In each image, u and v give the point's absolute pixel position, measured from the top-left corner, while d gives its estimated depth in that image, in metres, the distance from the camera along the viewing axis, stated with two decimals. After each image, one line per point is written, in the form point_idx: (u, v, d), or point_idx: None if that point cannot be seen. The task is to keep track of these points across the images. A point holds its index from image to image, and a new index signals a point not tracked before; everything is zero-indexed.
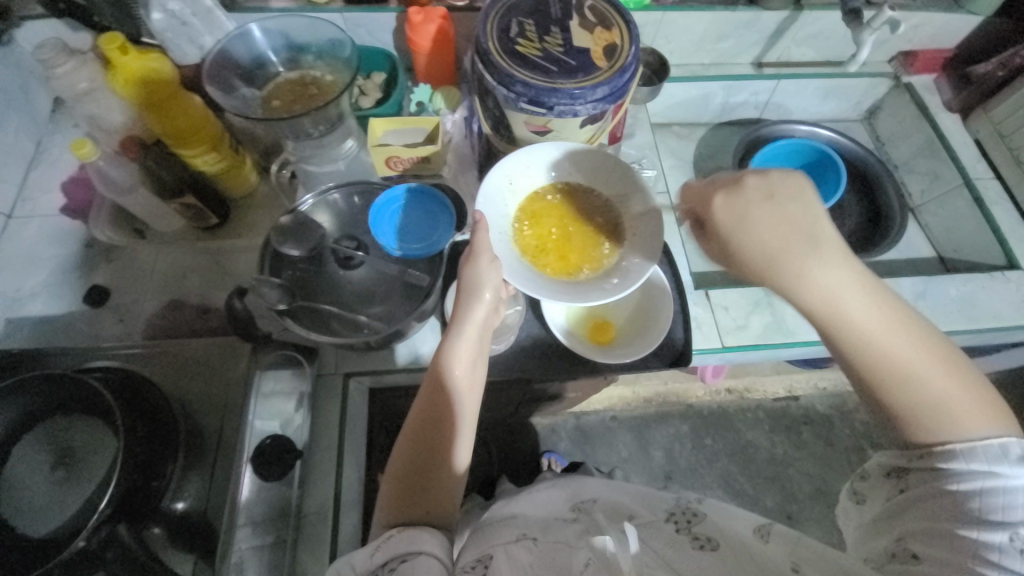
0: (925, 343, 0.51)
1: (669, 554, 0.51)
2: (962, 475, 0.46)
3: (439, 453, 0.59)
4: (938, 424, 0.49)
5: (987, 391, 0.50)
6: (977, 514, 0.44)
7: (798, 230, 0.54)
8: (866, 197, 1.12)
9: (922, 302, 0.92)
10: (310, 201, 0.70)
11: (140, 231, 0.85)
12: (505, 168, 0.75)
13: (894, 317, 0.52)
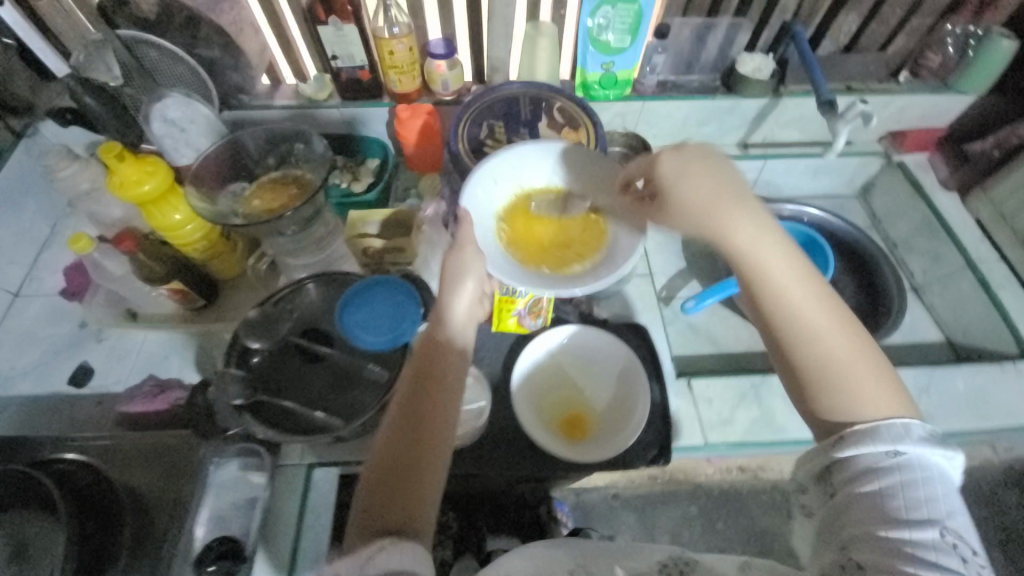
0: (837, 318, 0.56)
1: None
2: (875, 469, 0.50)
3: (424, 453, 0.54)
4: (844, 403, 0.54)
5: (892, 375, 0.55)
6: (906, 515, 0.47)
7: (730, 206, 0.60)
8: (863, 278, 1.08)
9: (927, 396, 0.86)
10: (281, 292, 0.73)
11: (131, 312, 0.89)
12: (490, 169, 0.76)
13: (820, 304, 0.57)
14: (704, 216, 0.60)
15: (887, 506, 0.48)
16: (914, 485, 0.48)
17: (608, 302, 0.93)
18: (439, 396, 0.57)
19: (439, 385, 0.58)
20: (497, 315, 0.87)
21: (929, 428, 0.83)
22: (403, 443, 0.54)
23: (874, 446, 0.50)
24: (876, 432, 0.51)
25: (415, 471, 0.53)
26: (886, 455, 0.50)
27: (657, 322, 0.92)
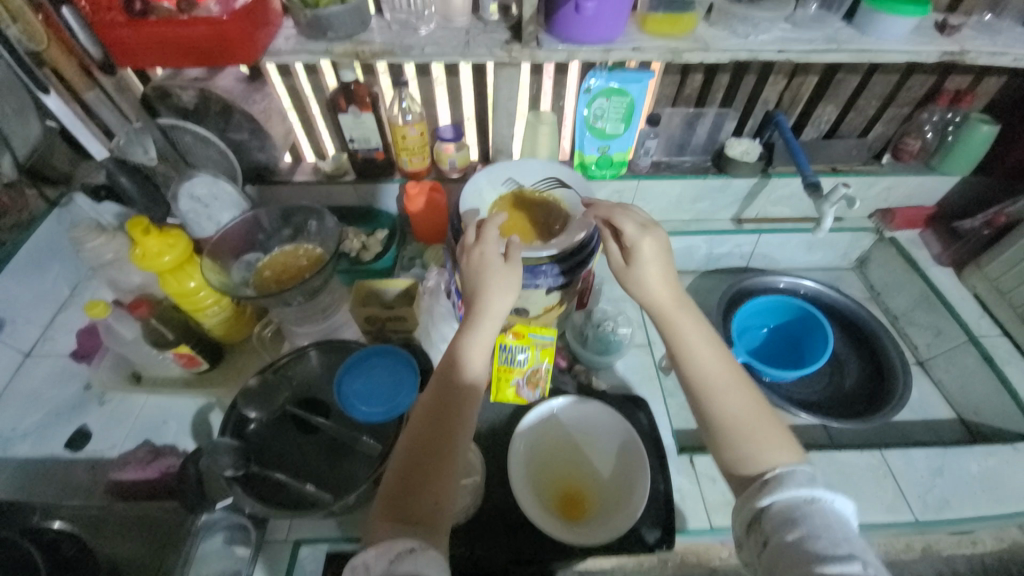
0: (748, 397, 0.62)
1: None
2: (794, 514, 0.50)
3: (441, 454, 0.57)
4: (753, 458, 0.58)
5: (791, 444, 0.58)
6: (828, 550, 0.47)
7: (675, 290, 0.68)
8: (864, 351, 1.07)
9: (941, 479, 0.83)
10: (287, 357, 0.75)
11: (137, 375, 0.91)
12: (475, 185, 0.86)
13: (727, 369, 0.64)
14: (662, 299, 0.67)
15: (814, 546, 0.47)
16: (830, 527, 0.49)
17: (608, 373, 0.93)
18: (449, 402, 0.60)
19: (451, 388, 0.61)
20: (496, 384, 0.87)
21: (945, 516, 0.79)
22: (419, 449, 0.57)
23: (790, 492, 0.52)
24: (788, 477, 0.53)
25: (431, 471, 0.56)
26: (802, 501, 0.51)
27: (657, 394, 0.91)
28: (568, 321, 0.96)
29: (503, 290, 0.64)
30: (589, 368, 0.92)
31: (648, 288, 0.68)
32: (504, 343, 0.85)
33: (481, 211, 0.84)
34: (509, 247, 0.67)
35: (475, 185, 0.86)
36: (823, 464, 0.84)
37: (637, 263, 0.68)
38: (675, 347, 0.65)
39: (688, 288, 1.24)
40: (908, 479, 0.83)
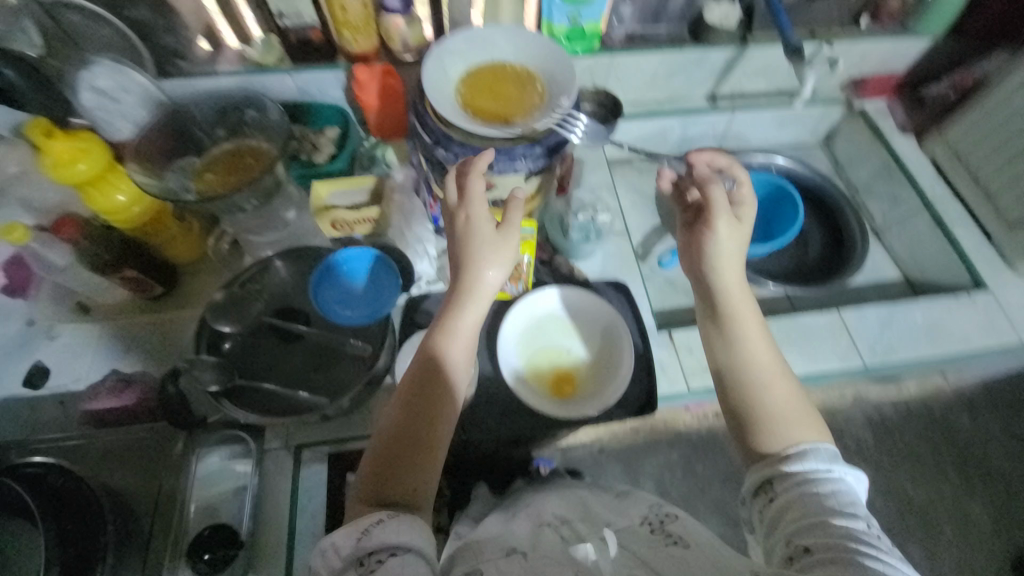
0: (790, 390, 0.65)
1: (646, 555, 0.55)
2: (809, 480, 0.57)
3: (429, 431, 0.59)
4: (768, 431, 0.62)
5: (825, 436, 0.62)
6: (835, 509, 0.54)
7: (747, 288, 0.70)
8: (828, 223, 1.10)
9: (889, 330, 0.91)
10: (252, 269, 0.70)
11: (85, 305, 0.83)
12: (436, 57, 0.74)
13: (773, 364, 0.67)
14: (738, 296, 0.69)
15: (824, 504, 0.54)
16: (839, 494, 0.55)
17: (588, 263, 0.92)
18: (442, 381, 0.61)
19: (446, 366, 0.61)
20: None
21: (892, 359, 0.89)
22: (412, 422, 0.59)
23: (810, 463, 0.58)
24: (812, 452, 0.59)
25: (420, 444, 0.58)
26: (819, 473, 0.57)
27: (637, 277, 0.92)
28: (546, 213, 0.91)
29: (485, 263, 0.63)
30: (570, 259, 0.91)
31: (725, 287, 0.70)
32: None
33: (447, 87, 0.73)
34: (498, 210, 0.65)
35: (436, 58, 0.74)
36: (790, 327, 0.90)
37: (716, 241, 0.70)
38: (733, 325, 0.68)
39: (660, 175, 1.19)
40: (863, 334, 0.91)
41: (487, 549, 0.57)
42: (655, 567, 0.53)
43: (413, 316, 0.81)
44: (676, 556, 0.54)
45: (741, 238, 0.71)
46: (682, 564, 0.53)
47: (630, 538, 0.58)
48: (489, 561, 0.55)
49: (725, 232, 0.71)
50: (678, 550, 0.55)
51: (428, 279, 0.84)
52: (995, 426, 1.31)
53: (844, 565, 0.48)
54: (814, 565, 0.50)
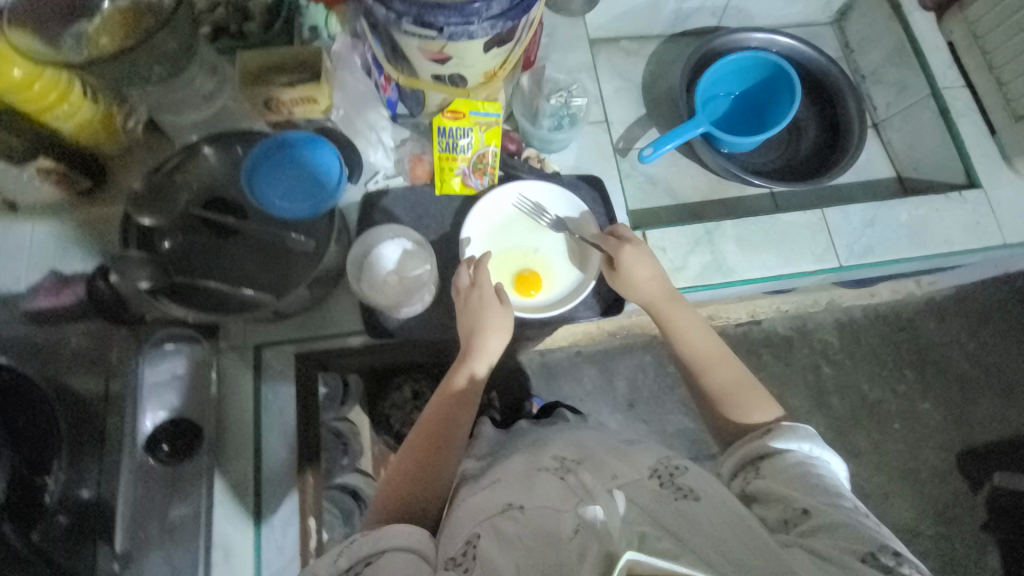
0: (741, 373, 0.66)
1: (655, 511, 0.49)
2: (800, 459, 0.55)
3: (443, 466, 0.64)
4: (725, 407, 0.64)
5: (775, 406, 0.64)
6: (820, 480, 0.53)
7: (670, 289, 0.72)
8: (825, 115, 1.01)
9: (871, 230, 0.88)
10: (175, 157, 0.62)
11: (10, 202, 0.75)
12: None
13: (718, 348, 0.69)
14: (654, 297, 0.71)
15: (820, 482, 0.53)
16: (827, 474, 0.54)
17: (561, 155, 0.85)
18: (462, 422, 0.67)
19: (470, 409, 0.67)
20: (439, 175, 0.79)
21: (867, 259, 0.87)
22: (432, 457, 0.64)
23: (795, 442, 0.57)
24: (791, 432, 0.58)
25: (436, 479, 0.63)
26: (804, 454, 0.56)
27: (613, 173, 0.85)
28: (518, 91, 0.82)
29: (500, 330, 0.69)
30: (542, 151, 0.83)
31: (640, 289, 0.71)
32: (443, 127, 0.74)
33: None
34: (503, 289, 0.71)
35: None
36: (769, 227, 0.86)
37: (624, 266, 0.71)
38: (670, 332, 0.70)
39: (650, 57, 1.07)
40: (842, 233, 0.87)
41: (483, 506, 0.56)
42: (665, 524, 0.47)
43: (371, 214, 0.79)
44: (685, 510, 0.49)
45: (646, 252, 0.72)
46: (690, 517, 0.48)
47: (636, 491, 0.51)
48: (487, 520, 0.54)
49: (631, 256, 0.71)
50: (689, 504, 0.49)
51: (386, 174, 0.80)
52: (932, 321, 1.46)
53: (849, 538, 0.47)
54: (814, 532, 0.48)
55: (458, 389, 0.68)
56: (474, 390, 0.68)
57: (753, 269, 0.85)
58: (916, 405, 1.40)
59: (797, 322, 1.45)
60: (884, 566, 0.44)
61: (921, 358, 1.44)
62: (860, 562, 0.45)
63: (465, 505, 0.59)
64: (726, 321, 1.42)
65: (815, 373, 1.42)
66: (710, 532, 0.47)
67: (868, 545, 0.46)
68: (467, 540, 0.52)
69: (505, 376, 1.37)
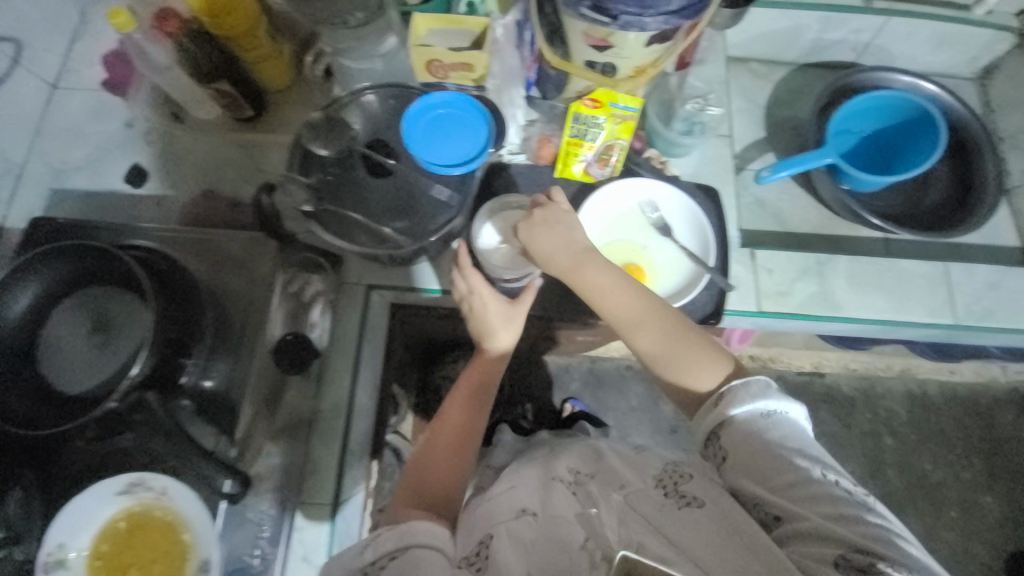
0: (674, 327, 0.63)
1: (660, 521, 0.49)
2: (754, 430, 0.52)
3: (462, 455, 0.67)
4: (679, 378, 0.61)
5: (722, 353, 0.61)
6: (789, 458, 0.49)
7: (580, 250, 0.66)
8: (958, 169, 0.96)
9: (994, 294, 0.84)
10: (345, 99, 0.68)
11: (178, 115, 0.84)
12: None
13: (636, 308, 0.64)
14: (563, 266, 0.66)
15: (783, 455, 0.50)
16: (788, 437, 0.51)
17: (682, 161, 0.86)
18: (482, 414, 0.71)
19: (487, 402, 0.71)
20: (562, 159, 0.80)
21: (986, 323, 0.83)
22: (457, 449, 0.67)
23: (743, 408, 0.54)
24: (741, 390, 0.55)
25: (463, 466, 0.66)
26: (760, 416, 0.53)
27: (730, 187, 0.85)
28: (656, 91, 0.84)
29: (510, 325, 0.72)
30: (664, 154, 0.85)
31: (542, 254, 0.67)
32: (580, 114, 0.75)
33: None
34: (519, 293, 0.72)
35: None
36: (884, 269, 0.84)
37: (526, 245, 0.67)
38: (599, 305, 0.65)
39: (779, 81, 1.05)
40: (963, 291, 0.84)
41: (497, 510, 0.58)
42: (667, 534, 0.48)
43: (491, 183, 0.82)
44: (689, 520, 0.48)
45: (556, 218, 0.67)
46: (697, 528, 0.47)
47: (639, 500, 0.52)
48: (501, 522, 0.56)
49: (529, 233, 0.67)
50: (692, 513, 0.49)
51: (512, 149, 0.84)
52: (1012, 414, 1.36)
53: (825, 539, 0.44)
54: (793, 535, 0.46)
55: (476, 381, 0.72)
56: (490, 385, 0.72)
57: (862, 309, 0.82)
58: (979, 498, 1.31)
59: (863, 383, 1.38)
60: (862, 564, 0.41)
61: (992, 450, 1.34)
62: (837, 567, 0.42)
63: (483, 508, 0.60)
64: (787, 368, 1.37)
65: (874, 441, 1.34)
66: (712, 541, 0.46)
67: (843, 543, 0.43)
68: (481, 539, 0.55)
69: (553, 374, 1.38)
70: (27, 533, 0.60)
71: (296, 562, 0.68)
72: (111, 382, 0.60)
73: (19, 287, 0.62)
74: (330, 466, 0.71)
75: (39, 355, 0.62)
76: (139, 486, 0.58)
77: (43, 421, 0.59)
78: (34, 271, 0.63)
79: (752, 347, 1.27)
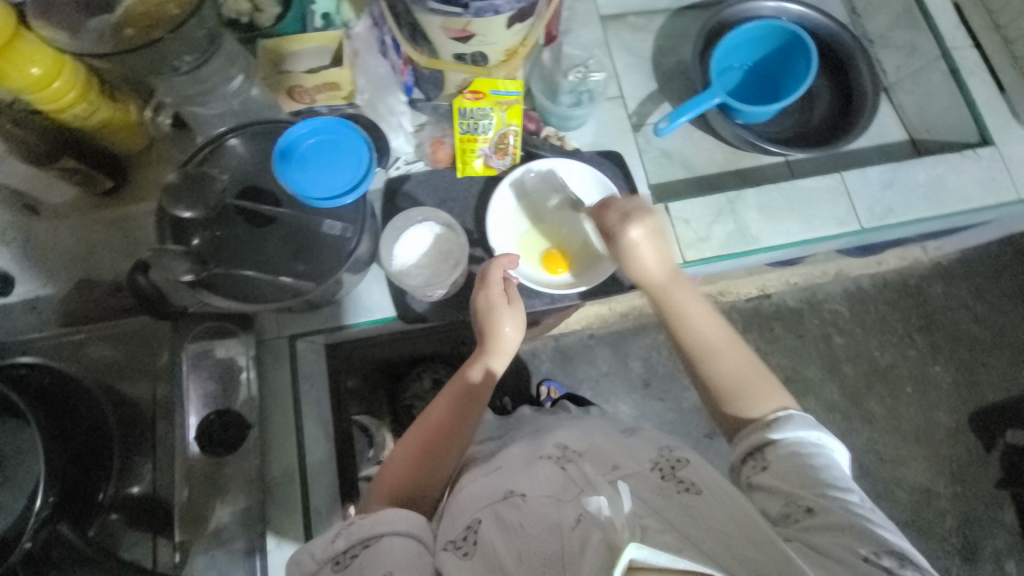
0: (741, 359, 0.65)
1: (657, 504, 0.50)
2: (801, 450, 0.55)
3: (444, 460, 0.64)
4: (736, 404, 0.62)
5: (784, 392, 0.62)
6: (829, 480, 0.52)
7: (670, 265, 0.68)
8: (837, 80, 1.01)
9: (889, 192, 0.89)
10: (203, 151, 0.62)
11: (30, 206, 0.75)
12: None
13: (714, 331, 0.66)
14: (657, 276, 0.68)
15: (817, 472, 0.53)
16: (828, 466, 0.54)
17: (580, 133, 0.85)
18: (468, 421, 0.66)
19: (476, 408, 0.67)
20: (460, 158, 0.78)
21: (887, 222, 0.88)
22: (432, 453, 0.64)
23: (794, 431, 0.57)
24: (796, 418, 0.58)
25: (439, 472, 0.63)
26: (809, 442, 0.56)
27: (631, 147, 0.86)
28: (536, 69, 0.83)
29: (515, 318, 0.69)
30: (561, 128, 0.84)
31: (640, 259, 0.67)
32: (463, 109, 0.74)
33: None
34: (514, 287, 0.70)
35: None
36: (789, 193, 0.87)
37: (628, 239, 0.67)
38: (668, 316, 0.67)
39: (659, 30, 1.05)
40: (862, 195, 0.89)
41: (484, 493, 0.58)
42: (670, 520, 0.48)
43: (396, 199, 0.78)
44: (687, 504, 0.50)
45: (653, 225, 0.68)
46: (695, 513, 0.49)
47: (639, 484, 0.54)
48: (488, 505, 0.56)
49: (651, 230, 0.68)
50: (690, 497, 0.51)
51: (407, 158, 0.80)
52: (938, 286, 1.47)
53: (851, 536, 0.48)
54: (816, 528, 0.49)
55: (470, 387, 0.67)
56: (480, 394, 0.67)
57: (778, 236, 0.86)
58: (926, 369, 1.42)
59: (807, 293, 1.46)
60: (886, 565, 0.45)
61: (928, 323, 1.45)
62: (864, 561, 0.46)
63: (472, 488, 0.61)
64: (736, 298, 1.42)
65: (827, 344, 1.43)
66: (709, 524, 0.48)
67: (868, 542, 0.47)
68: (469, 525, 0.55)
69: (520, 363, 1.38)
70: None
71: None
72: None
73: None
74: (299, 526, 0.69)
75: None
76: None
77: None
78: None
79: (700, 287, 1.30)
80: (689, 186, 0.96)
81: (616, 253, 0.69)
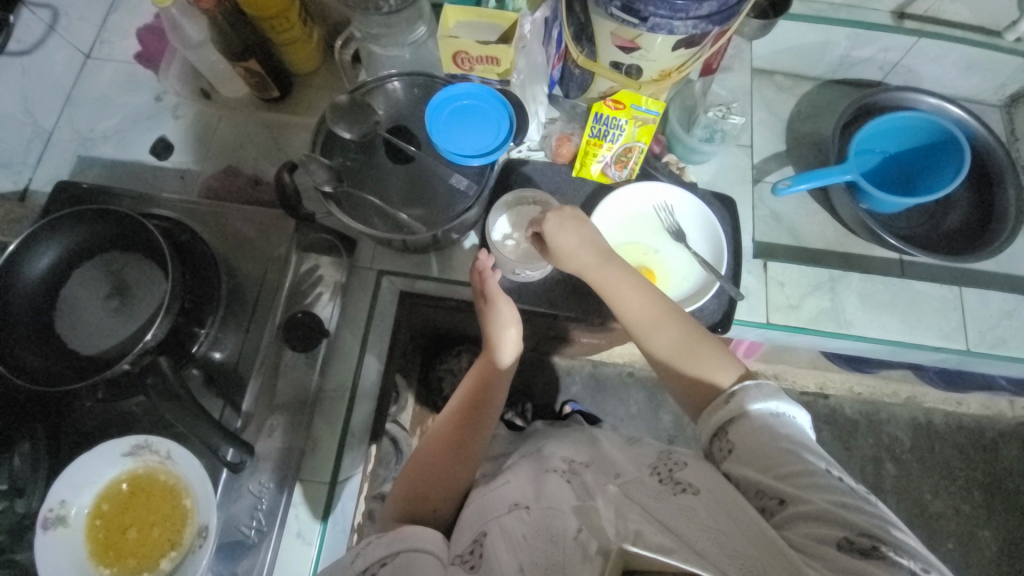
0: (695, 333, 0.62)
1: (653, 506, 0.47)
2: (765, 426, 0.51)
3: (450, 473, 0.65)
4: (702, 382, 0.59)
5: (746, 364, 0.59)
6: (794, 452, 0.48)
7: (610, 250, 0.67)
8: (979, 196, 0.95)
9: (1008, 322, 0.85)
10: (368, 84, 0.70)
11: (206, 92, 0.85)
12: None
13: (678, 314, 0.64)
14: (595, 259, 0.66)
15: (786, 446, 0.49)
16: (795, 438, 0.50)
17: (700, 168, 0.86)
18: (473, 433, 0.68)
19: (481, 421, 0.68)
20: (580, 158, 0.80)
21: (998, 351, 0.84)
22: (445, 460, 0.66)
23: (756, 404, 0.53)
24: (754, 389, 0.54)
25: (458, 475, 0.65)
26: (769, 414, 0.52)
27: (747, 197, 0.86)
28: (678, 98, 0.85)
29: (509, 322, 0.70)
30: (684, 160, 0.85)
31: (579, 248, 0.67)
32: (600, 114, 0.76)
33: None
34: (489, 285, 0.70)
35: None
36: (898, 290, 0.85)
37: (561, 230, 0.67)
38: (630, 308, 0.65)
39: (804, 95, 1.04)
40: (977, 317, 0.85)
41: (493, 504, 0.57)
42: (665, 522, 0.45)
43: (508, 178, 0.82)
44: (686, 506, 0.46)
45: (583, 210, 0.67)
46: (692, 514, 0.45)
47: (637, 489, 0.50)
48: (494, 519, 0.55)
49: (569, 215, 0.67)
50: (688, 499, 0.47)
51: (531, 145, 0.84)
52: (1016, 447, 1.34)
53: (826, 522, 0.43)
54: (793, 519, 0.45)
55: (473, 390, 0.69)
56: (492, 394, 0.69)
57: (872, 329, 0.83)
58: (977, 530, 1.28)
59: (869, 408, 1.36)
60: (863, 548, 0.41)
61: (993, 483, 1.32)
62: (840, 548, 0.41)
63: (474, 507, 0.60)
64: (790, 388, 1.34)
65: (875, 466, 1.32)
66: (707, 525, 0.43)
67: (845, 527, 0.42)
68: (474, 539, 0.54)
69: (554, 376, 1.38)
70: (31, 487, 0.61)
71: (290, 538, 0.69)
72: (126, 344, 0.62)
73: (41, 246, 0.63)
74: (330, 443, 0.73)
75: (55, 314, 0.63)
76: (144, 449, 0.60)
77: (54, 381, 0.60)
78: (58, 230, 0.64)
79: (758, 363, 1.26)
80: (789, 254, 0.89)
81: (557, 248, 0.68)
